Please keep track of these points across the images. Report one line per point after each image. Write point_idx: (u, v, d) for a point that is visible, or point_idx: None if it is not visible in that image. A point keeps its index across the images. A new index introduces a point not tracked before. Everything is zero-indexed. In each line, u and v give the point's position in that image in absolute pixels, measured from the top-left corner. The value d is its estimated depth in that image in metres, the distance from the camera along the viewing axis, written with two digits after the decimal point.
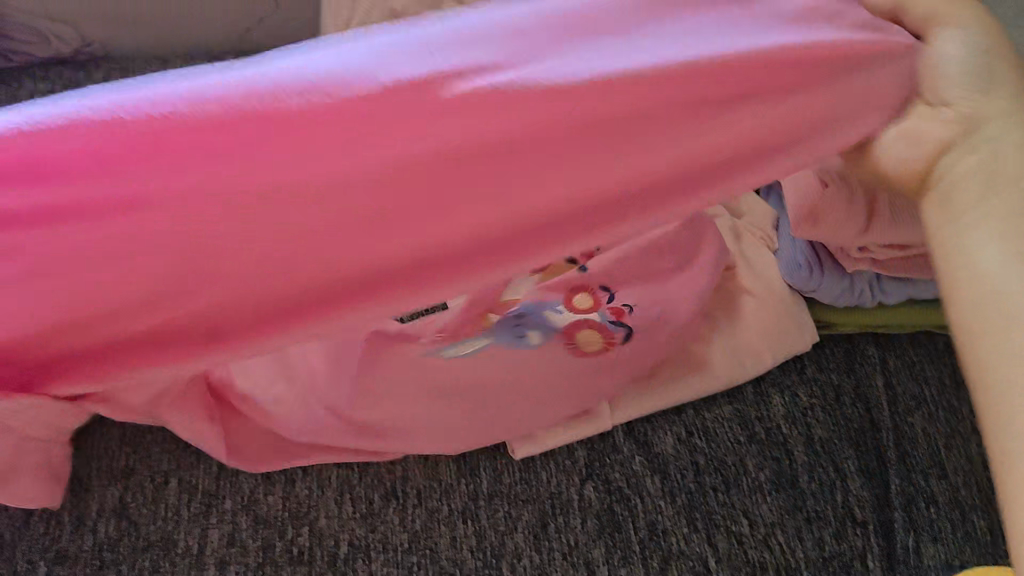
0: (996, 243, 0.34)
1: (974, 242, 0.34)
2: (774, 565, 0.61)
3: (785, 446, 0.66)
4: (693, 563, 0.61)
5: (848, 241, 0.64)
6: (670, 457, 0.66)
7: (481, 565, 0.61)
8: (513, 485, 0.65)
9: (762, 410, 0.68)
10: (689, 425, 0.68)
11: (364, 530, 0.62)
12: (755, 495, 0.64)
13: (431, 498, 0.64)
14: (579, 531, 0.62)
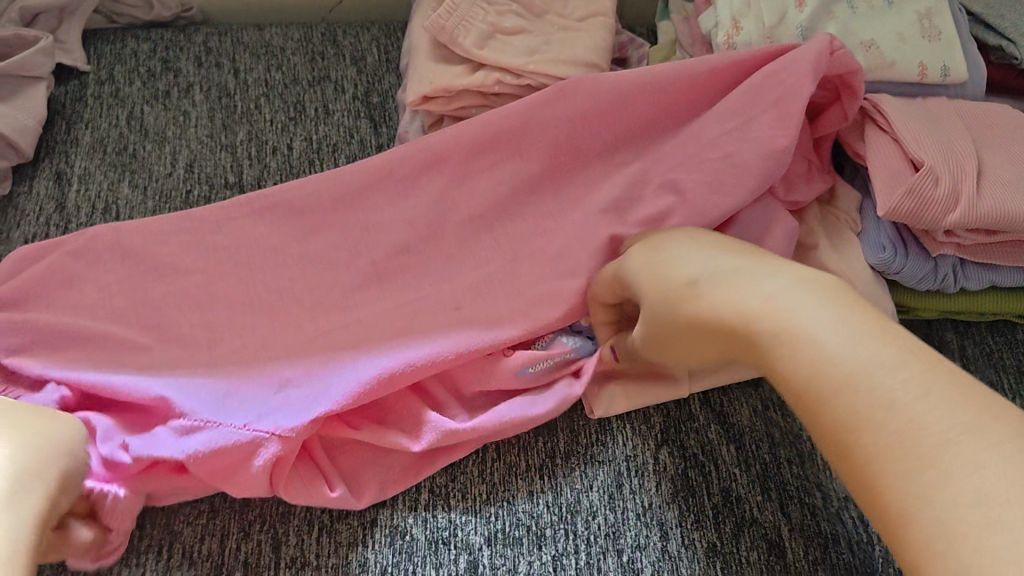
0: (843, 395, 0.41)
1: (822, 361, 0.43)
2: (845, 538, 0.62)
3: None
4: (764, 530, 0.62)
5: (936, 225, 0.65)
6: (745, 428, 0.67)
7: (556, 519, 0.62)
8: (590, 445, 0.66)
9: None
10: (764, 399, 0.69)
11: (445, 479, 0.64)
12: (829, 469, 0.65)
13: (511, 453, 0.65)
14: (654, 493, 0.63)
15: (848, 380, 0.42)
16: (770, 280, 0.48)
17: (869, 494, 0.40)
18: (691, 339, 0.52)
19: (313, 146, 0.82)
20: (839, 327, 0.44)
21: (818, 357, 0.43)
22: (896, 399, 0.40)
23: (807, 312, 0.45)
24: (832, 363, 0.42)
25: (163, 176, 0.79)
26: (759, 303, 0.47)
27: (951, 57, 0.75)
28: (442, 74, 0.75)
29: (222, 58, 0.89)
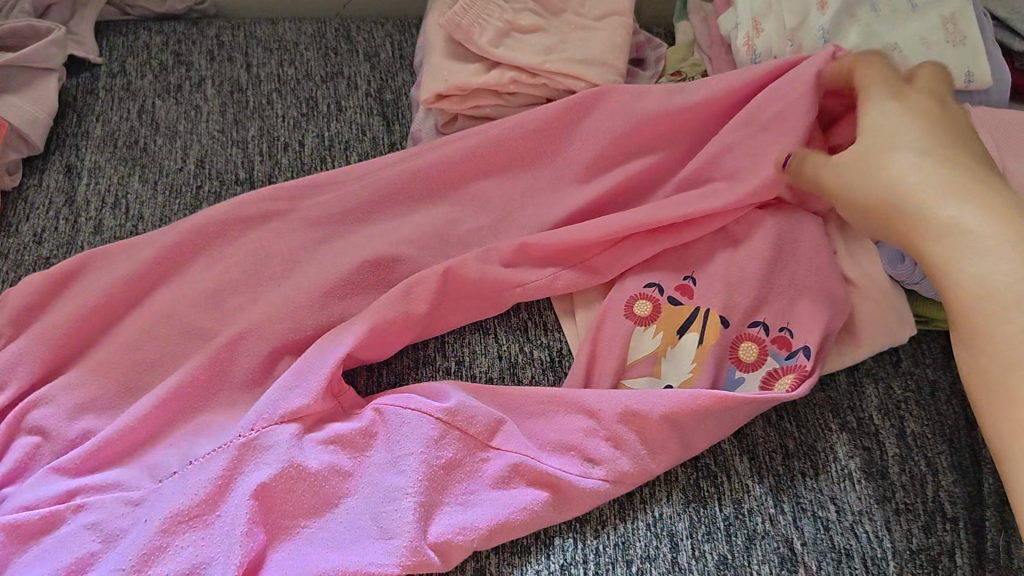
0: (964, 285, 0.50)
1: (959, 256, 0.50)
2: (860, 553, 0.60)
3: (876, 436, 0.66)
4: (778, 543, 0.61)
5: None
6: (759, 439, 0.66)
7: (565, 527, 0.61)
8: None
9: (854, 400, 0.67)
10: (778, 409, 0.67)
11: None
12: (844, 482, 0.63)
13: None
14: (664, 503, 0.62)
15: (978, 290, 0.49)
16: (928, 165, 0.55)
17: (992, 393, 0.47)
18: (848, 197, 0.60)
19: (325, 143, 0.81)
20: (984, 231, 0.50)
21: (949, 242, 0.51)
22: (1008, 303, 0.47)
23: (958, 211, 0.52)
24: (964, 254, 0.50)
25: (173, 171, 0.78)
26: (926, 198, 0.53)
27: (975, 63, 0.74)
28: (456, 71, 0.73)
29: (234, 52, 0.88)
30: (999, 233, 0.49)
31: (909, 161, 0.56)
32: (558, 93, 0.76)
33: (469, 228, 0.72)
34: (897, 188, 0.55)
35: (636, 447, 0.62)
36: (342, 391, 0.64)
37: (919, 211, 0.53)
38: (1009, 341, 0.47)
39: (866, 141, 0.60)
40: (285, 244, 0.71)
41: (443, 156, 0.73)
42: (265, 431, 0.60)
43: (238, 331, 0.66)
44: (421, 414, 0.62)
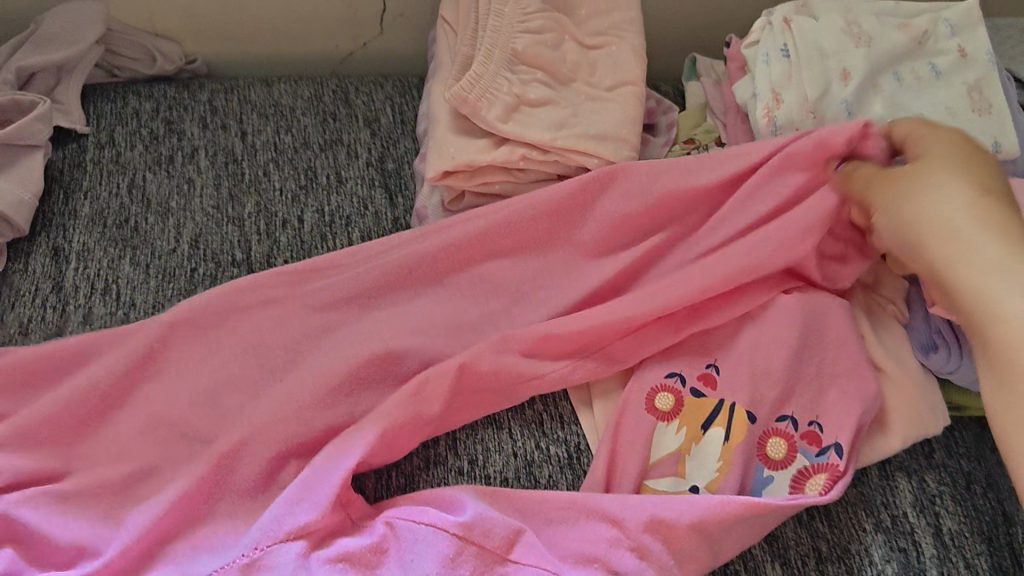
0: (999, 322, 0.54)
1: (993, 285, 0.55)
2: None
3: (912, 537, 0.62)
4: None
5: None
6: (791, 542, 0.62)
7: None
8: None
9: (888, 496, 0.64)
10: (809, 507, 0.64)
11: None
12: None
13: None
14: None
15: None
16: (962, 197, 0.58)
17: None
18: (888, 225, 0.62)
19: (326, 218, 0.78)
20: (1011, 266, 0.55)
21: (978, 276, 0.56)
22: None
23: (994, 251, 0.55)
24: (998, 290, 0.55)
25: (167, 253, 0.75)
26: (941, 222, 0.58)
27: (1002, 133, 0.70)
28: (465, 148, 0.70)
29: (228, 119, 0.84)
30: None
31: (945, 195, 0.59)
32: (570, 169, 0.72)
33: (480, 316, 0.69)
34: (942, 223, 0.58)
35: (664, 558, 0.58)
36: (350, 500, 0.61)
37: (934, 240, 0.58)
38: None
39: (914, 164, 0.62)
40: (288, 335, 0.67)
41: (452, 238, 0.70)
42: (270, 550, 0.57)
43: (239, 434, 0.62)
44: (436, 532, 0.58)
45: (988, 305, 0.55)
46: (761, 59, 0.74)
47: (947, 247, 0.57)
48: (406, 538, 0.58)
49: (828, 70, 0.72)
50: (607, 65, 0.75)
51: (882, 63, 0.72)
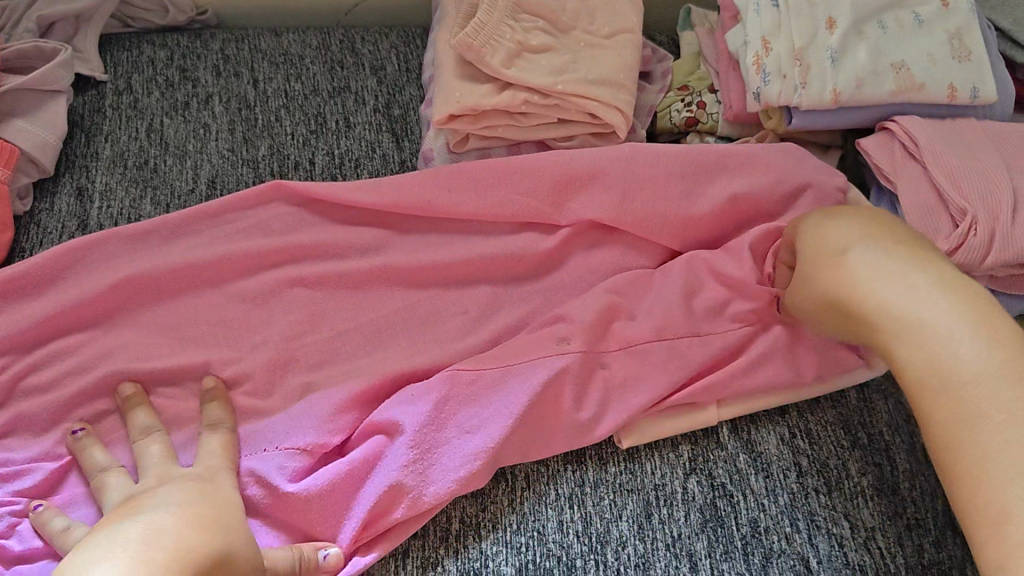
0: (969, 365, 0.52)
1: (955, 342, 0.54)
2: (873, 569, 0.62)
3: (887, 452, 0.67)
4: (793, 561, 0.63)
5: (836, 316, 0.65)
6: (773, 457, 0.67)
7: (586, 550, 0.63)
8: (619, 474, 0.67)
9: (864, 416, 0.69)
10: (792, 426, 0.69)
11: (476, 508, 0.65)
12: (857, 499, 0.65)
13: (540, 482, 0.66)
14: (682, 523, 0.64)
15: (955, 390, 0.52)
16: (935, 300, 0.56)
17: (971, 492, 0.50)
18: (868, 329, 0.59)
19: (336, 161, 0.81)
20: (907, 316, 0.56)
21: (923, 342, 0.55)
22: (969, 389, 0.52)
23: (897, 296, 0.58)
24: (915, 341, 0.55)
25: (185, 193, 0.78)
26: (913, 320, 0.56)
27: (981, 79, 0.74)
28: (469, 93, 0.73)
29: (241, 67, 0.88)
30: (916, 313, 0.56)
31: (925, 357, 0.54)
32: (571, 115, 0.75)
33: (484, 256, 0.73)
34: (940, 335, 0.54)
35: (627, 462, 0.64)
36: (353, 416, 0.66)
37: (908, 329, 0.56)
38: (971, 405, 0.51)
39: (899, 282, 0.58)
40: (301, 272, 0.71)
41: (457, 181, 0.74)
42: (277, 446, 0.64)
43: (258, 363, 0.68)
44: (475, 430, 0.64)
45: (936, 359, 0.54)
46: (751, 7, 0.77)
47: (905, 343, 0.56)
48: (452, 432, 0.64)
49: (816, 19, 0.75)
50: (605, 14, 0.79)
51: (866, 12, 0.76)
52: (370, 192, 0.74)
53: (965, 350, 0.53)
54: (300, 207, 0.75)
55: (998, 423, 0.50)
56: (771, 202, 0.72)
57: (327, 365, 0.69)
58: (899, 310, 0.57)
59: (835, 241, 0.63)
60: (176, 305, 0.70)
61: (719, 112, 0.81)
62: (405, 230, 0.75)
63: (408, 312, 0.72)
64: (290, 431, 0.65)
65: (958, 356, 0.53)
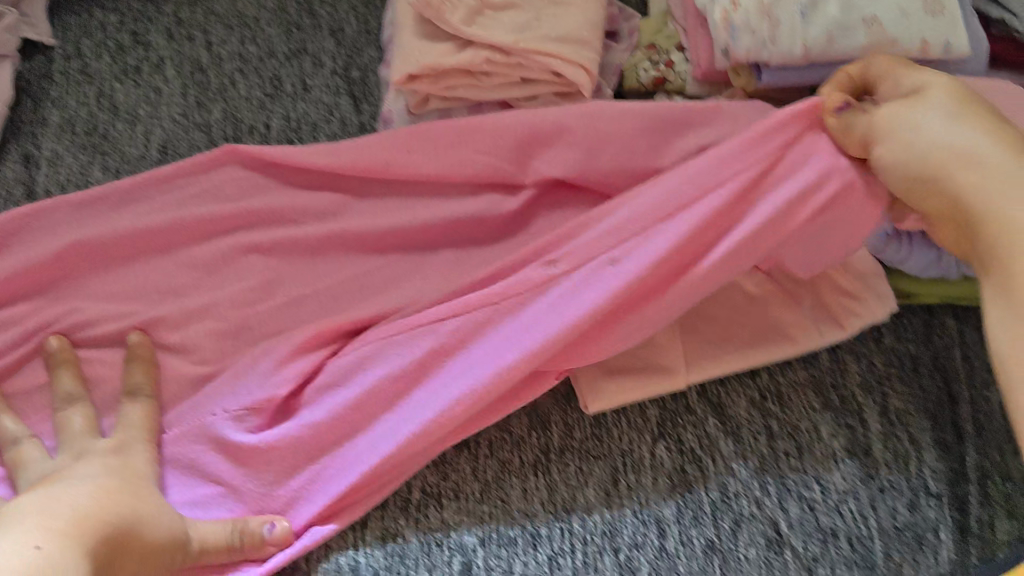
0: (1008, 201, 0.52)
1: (950, 137, 0.56)
2: (845, 532, 0.61)
3: (859, 413, 0.66)
4: (763, 525, 0.61)
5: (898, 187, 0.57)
6: (742, 421, 0.65)
7: (551, 517, 0.61)
8: (585, 440, 0.65)
9: (836, 377, 0.67)
10: (762, 388, 0.67)
11: (438, 478, 0.63)
12: (829, 462, 0.64)
13: (504, 449, 0.64)
14: (650, 488, 0.63)
15: (1004, 227, 0.52)
16: (946, 124, 0.56)
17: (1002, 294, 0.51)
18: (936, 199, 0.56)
19: (291, 125, 0.79)
20: (943, 147, 0.55)
21: (966, 174, 0.54)
22: (961, 172, 0.55)
23: (933, 129, 0.56)
24: (972, 189, 0.54)
25: (135, 159, 0.76)
26: (947, 155, 0.55)
27: (952, 32, 0.72)
28: (426, 51, 0.71)
29: (194, 31, 0.84)
30: (945, 141, 0.55)
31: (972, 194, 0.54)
32: (534, 74, 0.73)
33: (444, 220, 0.70)
34: (956, 153, 0.55)
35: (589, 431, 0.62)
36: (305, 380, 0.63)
37: (960, 180, 0.54)
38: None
39: (893, 129, 0.57)
40: (255, 238, 0.69)
41: (416, 143, 0.71)
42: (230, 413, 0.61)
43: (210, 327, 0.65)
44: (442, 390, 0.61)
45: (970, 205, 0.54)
46: None
47: (949, 181, 0.55)
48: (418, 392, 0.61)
49: None
50: None
51: None
52: (326, 155, 0.71)
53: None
54: (254, 171, 0.72)
55: (1005, 187, 0.53)
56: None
57: (282, 332, 0.67)
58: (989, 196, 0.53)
59: (919, 128, 0.56)
60: (125, 273, 0.68)
61: (686, 72, 0.79)
62: (363, 195, 0.72)
63: (366, 278, 0.69)
64: (244, 395, 0.62)
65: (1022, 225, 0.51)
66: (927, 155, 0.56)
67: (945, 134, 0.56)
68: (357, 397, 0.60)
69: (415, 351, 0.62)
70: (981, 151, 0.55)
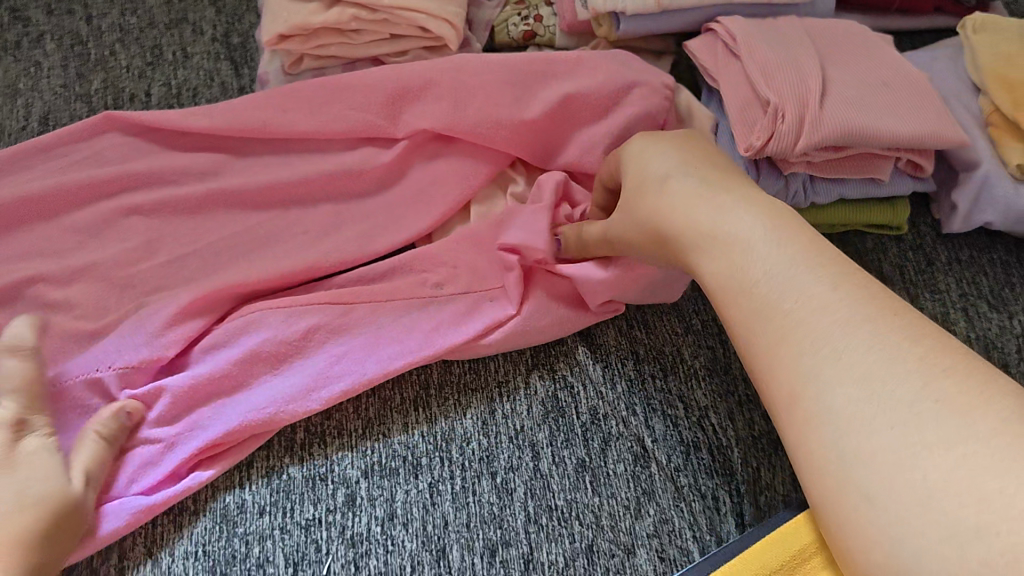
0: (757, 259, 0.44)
1: (674, 197, 0.51)
2: (705, 444, 0.66)
3: (719, 337, 0.71)
4: (630, 443, 0.65)
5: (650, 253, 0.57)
6: (611, 347, 0.70)
7: (432, 448, 0.65)
8: (463, 374, 0.68)
9: (698, 304, 0.72)
10: (630, 318, 0.71)
11: (321, 417, 0.66)
12: (690, 381, 0.69)
13: (385, 388, 0.67)
14: (524, 415, 0.66)
15: (734, 287, 0.44)
16: (678, 191, 0.51)
17: (791, 396, 0.39)
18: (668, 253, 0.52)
19: (173, 91, 0.81)
20: (695, 224, 0.48)
21: (714, 242, 0.46)
22: (710, 232, 0.47)
23: (672, 195, 0.51)
24: (710, 244, 0.46)
25: (17, 131, 0.77)
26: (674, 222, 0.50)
27: None
28: (296, 13, 0.72)
29: (73, 4, 0.84)
30: (687, 216, 0.49)
31: (709, 258, 0.47)
32: (403, 30, 0.75)
33: (321, 175, 0.73)
34: (674, 219, 0.50)
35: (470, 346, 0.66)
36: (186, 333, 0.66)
37: (710, 236, 0.47)
38: (826, 344, 0.38)
39: (627, 192, 0.57)
40: (135, 200, 0.71)
41: (290, 103, 0.73)
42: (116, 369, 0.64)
43: (93, 290, 0.67)
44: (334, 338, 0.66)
45: (719, 276, 0.45)
46: None
47: (704, 252, 0.47)
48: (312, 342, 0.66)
49: None
50: None
51: None
52: (202, 117, 0.72)
53: (782, 277, 0.41)
54: (132, 136, 0.74)
55: (791, 279, 0.41)
56: (603, 105, 0.73)
57: (164, 289, 0.69)
58: (742, 243, 0.44)
59: (648, 166, 0.56)
60: (6, 240, 0.69)
61: (555, 24, 0.82)
62: (243, 155, 0.74)
63: (247, 234, 0.71)
64: (130, 353, 0.64)
65: (741, 270, 0.44)
66: (660, 199, 0.52)
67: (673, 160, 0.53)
68: (241, 354, 0.64)
69: (301, 322, 0.66)
70: (726, 202, 0.48)
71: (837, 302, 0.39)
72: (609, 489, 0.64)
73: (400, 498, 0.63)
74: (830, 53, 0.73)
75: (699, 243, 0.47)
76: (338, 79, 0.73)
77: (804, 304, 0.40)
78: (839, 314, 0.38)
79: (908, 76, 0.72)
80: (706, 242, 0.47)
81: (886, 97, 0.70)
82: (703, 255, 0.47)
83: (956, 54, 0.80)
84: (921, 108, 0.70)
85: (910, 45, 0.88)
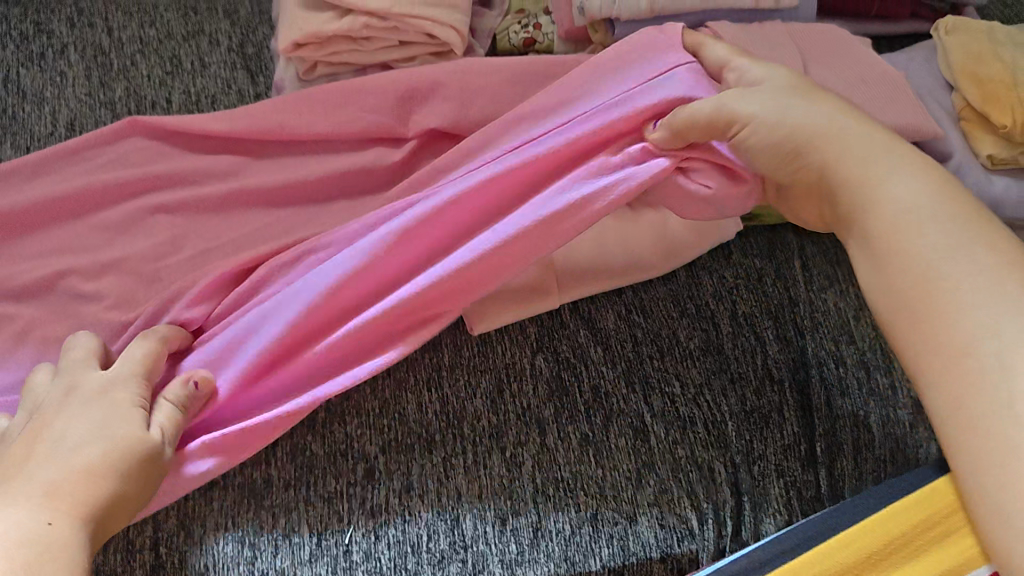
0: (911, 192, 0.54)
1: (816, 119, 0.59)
2: (702, 419, 0.70)
3: (712, 319, 0.75)
4: (630, 419, 0.70)
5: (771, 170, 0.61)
6: (611, 330, 0.74)
7: (444, 425, 0.69)
8: (472, 356, 0.72)
9: (692, 290, 0.77)
10: (628, 303, 0.76)
11: (340, 398, 0.70)
12: (686, 360, 0.73)
13: (399, 369, 0.71)
14: (531, 394, 0.71)
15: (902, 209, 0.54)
16: (803, 107, 0.59)
17: (918, 320, 0.51)
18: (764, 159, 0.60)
19: (192, 98, 0.85)
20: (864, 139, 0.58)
21: (872, 181, 0.56)
22: (871, 181, 0.56)
23: (840, 122, 0.59)
24: (883, 185, 0.55)
25: (44, 136, 0.82)
26: (791, 123, 0.59)
27: None
28: (311, 22, 0.77)
29: (94, 18, 0.89)
30: (853, 133, 0.58)
31: (868, 186, 0.56)
32: (410, 37, 0.80)
33: (336, 173, 0.77)
34: (808, 129, 0.58)
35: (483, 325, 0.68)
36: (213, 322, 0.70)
37: (843, 171, 0.57)
38: (952, 273, 0.50)
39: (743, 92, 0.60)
40: (161, 199, 0.75)
41: (306, 107, 0.78)
42: None
43: (123, 283, 0.72)
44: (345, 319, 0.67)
45: (883, 196, 0.55)
46: None
47: (831, 145, 0.58)
48: None
49: None
50: None
51: None
52: (223, 121, 0.77)
53: (976, 270, 0.50)
54: (156, 139, 0.78)
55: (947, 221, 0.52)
56: None
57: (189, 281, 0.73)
58: (905, 205, 0.54)
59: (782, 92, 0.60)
60: (39, 238, 0.73)
61: (552, 32, 0.87)
62: (260, 155, 0.79)
63: (267, 229, 0.76)
64: None
65: (906, 203, 0.54)
66: (784, 107, 0.59)
67: (857, 129, 0.59)
68: None
69: None
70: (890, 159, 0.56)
71: (998, 297, 0.48)
72: (612, 461, 0.68)
73: (415, 471, 0.67)
74: (811, 53, 0.78)
75: (841, 166, 0.57)
76: (351, 84, 0.78)
77: (939, 246, 0.51)
78: (983, 286, 0.49)
79: (885, 74, 0.77)
80: (835, 159, 0.57)
81: (865, 93, 0.75)
82: (887, 184, 0.55)
83: (930, 55, 0.85)
84: (898, 102, 0.75)
85: (888, 47, 0.94)
